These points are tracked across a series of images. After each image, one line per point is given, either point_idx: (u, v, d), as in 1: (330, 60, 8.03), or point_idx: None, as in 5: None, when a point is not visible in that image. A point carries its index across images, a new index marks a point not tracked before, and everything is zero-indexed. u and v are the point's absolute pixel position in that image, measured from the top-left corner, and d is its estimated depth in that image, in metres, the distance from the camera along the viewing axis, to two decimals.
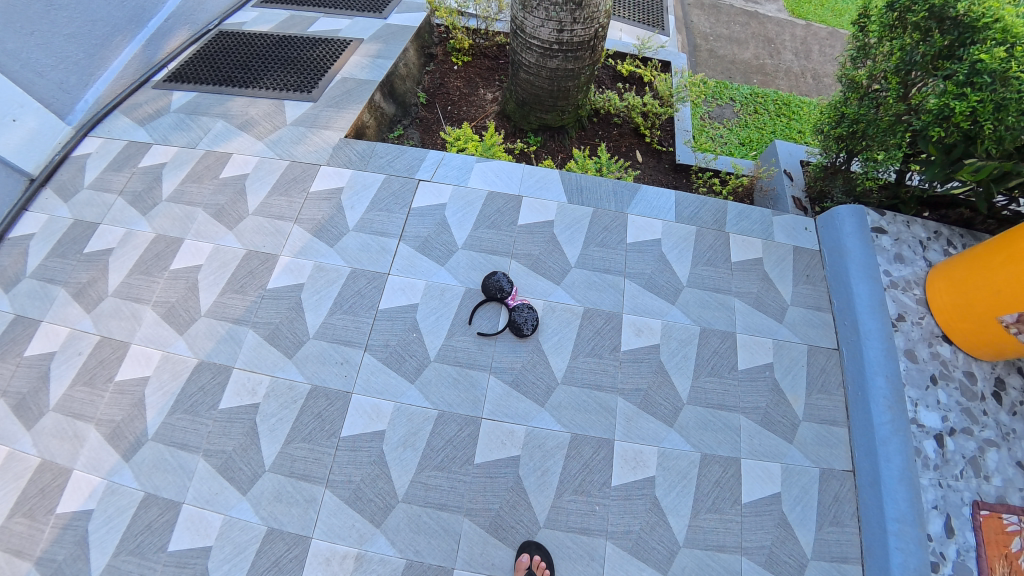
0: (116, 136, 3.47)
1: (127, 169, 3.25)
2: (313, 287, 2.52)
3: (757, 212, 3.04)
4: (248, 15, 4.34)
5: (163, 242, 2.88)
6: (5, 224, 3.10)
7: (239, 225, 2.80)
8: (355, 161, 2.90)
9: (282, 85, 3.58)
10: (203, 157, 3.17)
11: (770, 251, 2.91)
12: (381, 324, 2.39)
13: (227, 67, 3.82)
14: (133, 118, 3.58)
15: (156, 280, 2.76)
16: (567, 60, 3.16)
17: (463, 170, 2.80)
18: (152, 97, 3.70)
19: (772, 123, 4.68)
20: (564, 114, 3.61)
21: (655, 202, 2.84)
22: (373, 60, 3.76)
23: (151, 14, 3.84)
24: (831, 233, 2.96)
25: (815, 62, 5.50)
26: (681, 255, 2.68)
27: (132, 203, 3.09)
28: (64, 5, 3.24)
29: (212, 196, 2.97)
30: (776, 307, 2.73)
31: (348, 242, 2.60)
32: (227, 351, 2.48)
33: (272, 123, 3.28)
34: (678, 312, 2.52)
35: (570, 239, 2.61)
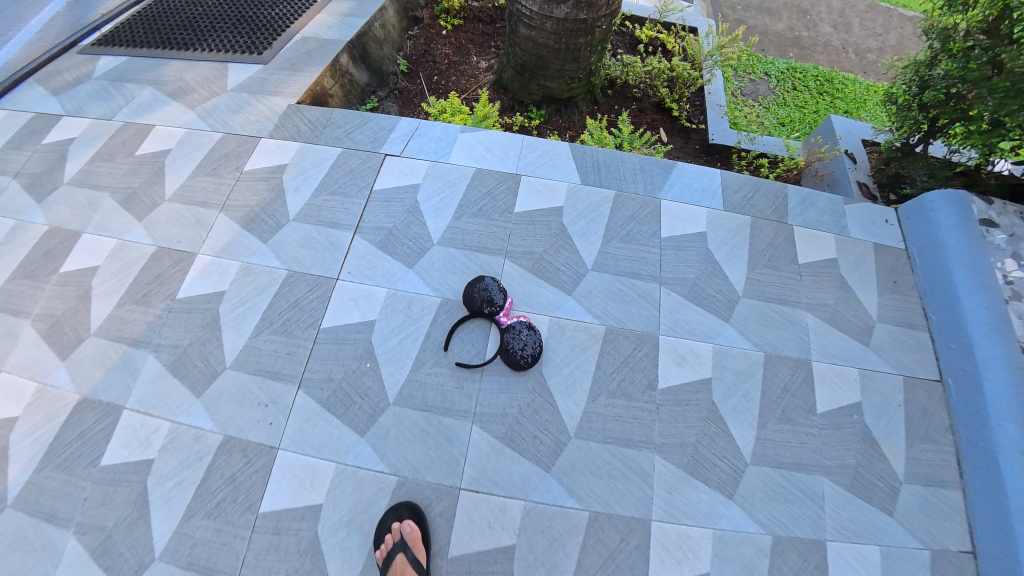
0: (24, 108, 2.82)
1: (29, 146, 2.60)
2: (235, 297, 1.84)
3: (824, 198, 2.36)
4: None
5: (57, 237, 2.23)
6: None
7: (151, 214, 2.15)
8: (305, 132, 2.24)
9: (228, 47, 2.93)
10: (120, 131, 2.52)
11: (844, 250, 2.23)
12: (322, 348, 1.70)
13: (168, 29, 3.18)
14: (49, 87, 2.93)
15: (42, 286, 2.11)
16: (578, 7, 2.49)
17: (444, 142, 2.12)
18: (75, 63, 3.06)
19: (814, 102, 3.99)
20: (574, 82, 2.93)
21: (694, 184, 2.16)
22: (342, 19, 3.10)
23: None
24: (922, 227, 2.28)
25: (856, 35, 4.81)
26: (732, 255, 2.00)
27: (28, 187, 2.44)
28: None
29: (123, 178, 2.32)
30: (858, 326, 2.05)
31: (287, 236, 1.93)
32: (118, 384, 1.82)
33: (210, 89, 2.63)
34: (734, 333, 1.83)
35: (586, 232, 1.93)
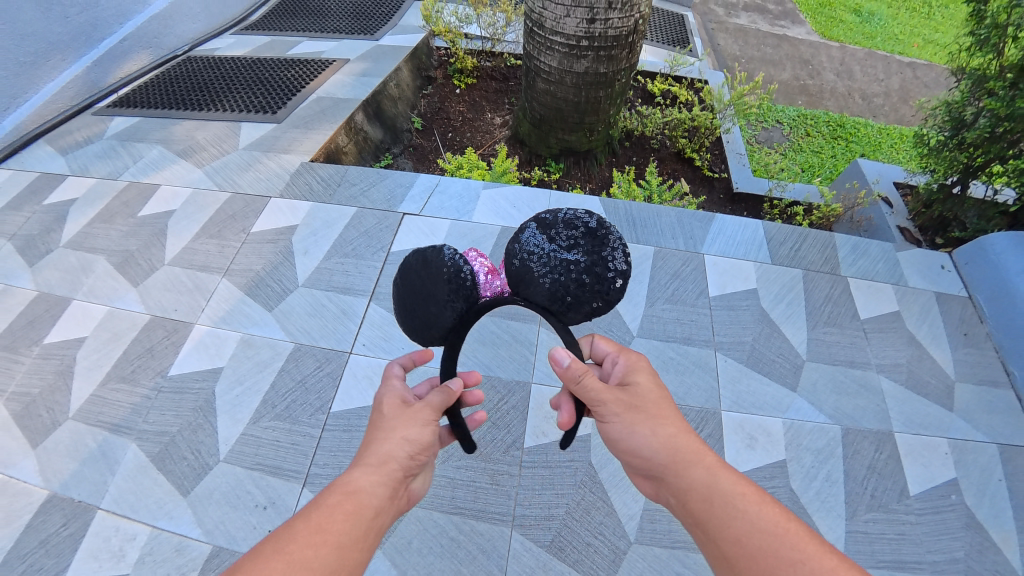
0: (29, 167, 2.78)
1: (26, 208, 2.50)
2: (234, 375, 1.63)
3: (876, 246, 2.18)
4: (224, 41, 3.94)
5: (43, 305, 2.05)
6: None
7: (147, 280, 1.98)
8: (317, 190, 2.11)
9: (243, 107, 2.88)
10: (123, 191, 2.40)
11: (908, 301, 2.02)
12: (333, 437, 1.47)
13: (183, 91, 3.20)
14: (56, 146, 2.91)
15: (20, 361, 1.90)
16: (599, 60, 2.43)
17: (465, 198, 2.00)
18: (85, 123, 3.05)
19: (830, 147, 3.89)
20: (592, 135, 2.82)
21: (739, 236, 1.99)
22: (358, 78, 3.09)
23: (103, 33, 3.35)
24: (989, 273, 2.06)
25: (860, 82, 4.79)
26: (791, 313, 1.80)
27: (21, 249, 2.30)
28: None
29: (119, 240, 2.17)
30: (941, 387, 1.78)
31: (295, 302, 1.76)
32: (94, 479, 1.55)
33: (219, 148, 2.54)
34: (806, 404, 1.59)
35: (627, 293, 1.75)
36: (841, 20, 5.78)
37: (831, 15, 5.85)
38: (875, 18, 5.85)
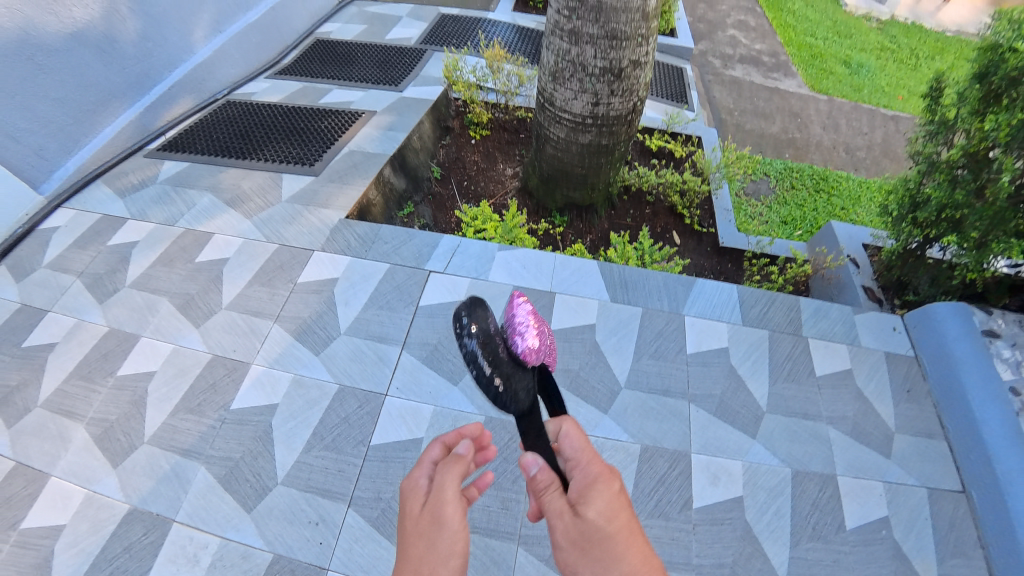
0: (90, 207, 3.12)
1: (93, 248, 2.84)
2: (288, 410, 1.96)
3: (835, 309, 2.52)
4: (259, 85, 4.32)
5: (114, 340, 2.37)
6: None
7: (207, 322, 2.31)
8: (354, 246, 2.46)
9: (282, 157, 3.23)
10: (181, 236, 2.74)
11: (859, 359, 2.35)
12: (371, 467, 1.81)
13: (226, 137, 3.55)
14: (113, 188, 3.25)
15: (96, 390, 2.22)
16: (601, 135, 2.76)
17: (483, 259, 2.35)
18: (139, 165, 3.40)
19: (813, 200, 4.21)
20: (593, 192, 3.15)
21: (715, 298, 2.33)
22: (385, 132, 3.44)
23: (154, 81, 3.74)
24: (931, 337, 2.40)
25: (844, 136, 5.09)
26: (755, 369, 2.13)
27: (90, 286, 2.64)
28: (55, 69, 3.10)
29: (180, 283, 2.51)
30: (880, 436, 2.11)
31: (338, 348, 2.10)
32: (168, 496, 1.87)
33: (264, 199, 2.89)
34: (763, 449, 1.92)
35: (617, 348, 2.09)
36: (832, 71, 6.03)
37: (823, 66, 6.09)
38: (863, 70, 6.14)
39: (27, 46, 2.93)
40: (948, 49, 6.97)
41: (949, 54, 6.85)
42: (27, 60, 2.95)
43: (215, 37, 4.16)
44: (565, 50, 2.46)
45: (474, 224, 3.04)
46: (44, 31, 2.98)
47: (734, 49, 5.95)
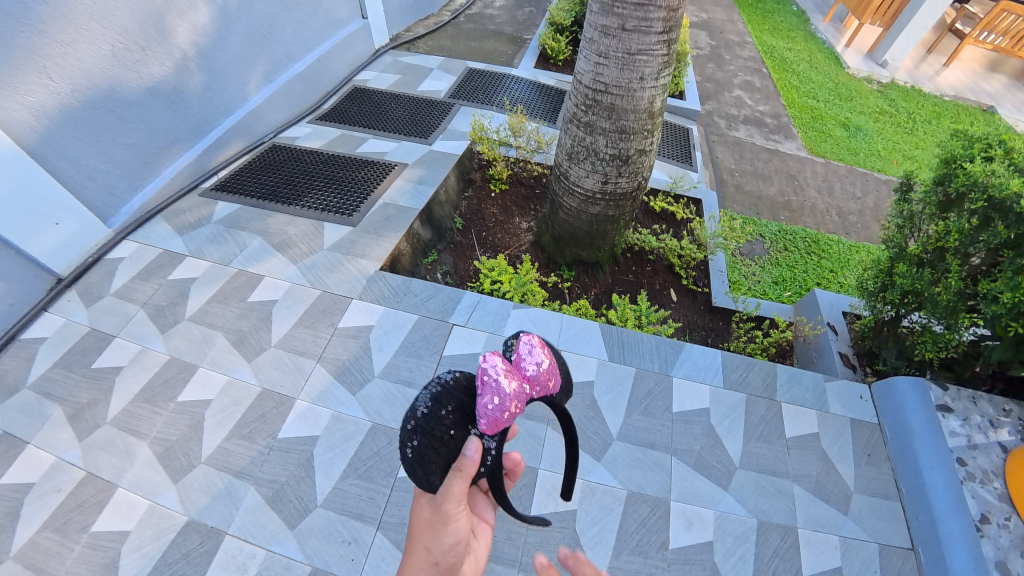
0: (152, 242, 3.50)
1: (155, 280, 3.20)
2: (327, 442, 2.30)
3: (808, 375, 2.83)
4: (302, 130, 4.76)
5: (174, 367, 2.71)
6: (18, 326, 2.98)
7: (258, 357, 2.66)
8: (387, 297, 2.85)
9: (323, 205, 3.63)
10: (235, 276, 3.12)
11: (827, 423, 2.65)
12: (398, 495, 2.15)
13: (273, 182, 3.96)
14: (172, 224, 3.63)
15: (159, 412, 2.55)
16: (609, 207, 3.13)
17: (499, 315, 2.72)
18: (195, 204, 3.80)
19: (804, 263, 4.39)
20: (600, 253, 3.48)
21: (700, 362, 2.67)
22: (415, 186, 3.84)
23: (212, 127, 4.12)
24: (892, 406, 2.70)
25: (838, 199, 5.19)
26: (732, 428, 2.45)
27: (152, 316, 2.99)
28: (131, 118, 3.47)
29: (234, 320, 2.87)
30: (840, 494, 2.40)
31: (371, 390, 2.46)
32: (221, 511, 2.18)
33: (308, 245, 3.28)
34: (733, 500, 2.23)
35: (612, 404, 2.42)
36: (830, 134, 6.05)
37: (821, 128, 6.11)
38: (859, 133, 6.14)
39: (111, 99, 3.30)
40: (944, 113, 6.93)
41: (945, 119, 6.79)
42: (109, 111, 3.32)
43: (267, 86, 4.58)
44: (581, 137, 2.85)
45: (490, 274, 3.27)
46: (125, 86, 3.36)
47: (739, 109, 6.22)
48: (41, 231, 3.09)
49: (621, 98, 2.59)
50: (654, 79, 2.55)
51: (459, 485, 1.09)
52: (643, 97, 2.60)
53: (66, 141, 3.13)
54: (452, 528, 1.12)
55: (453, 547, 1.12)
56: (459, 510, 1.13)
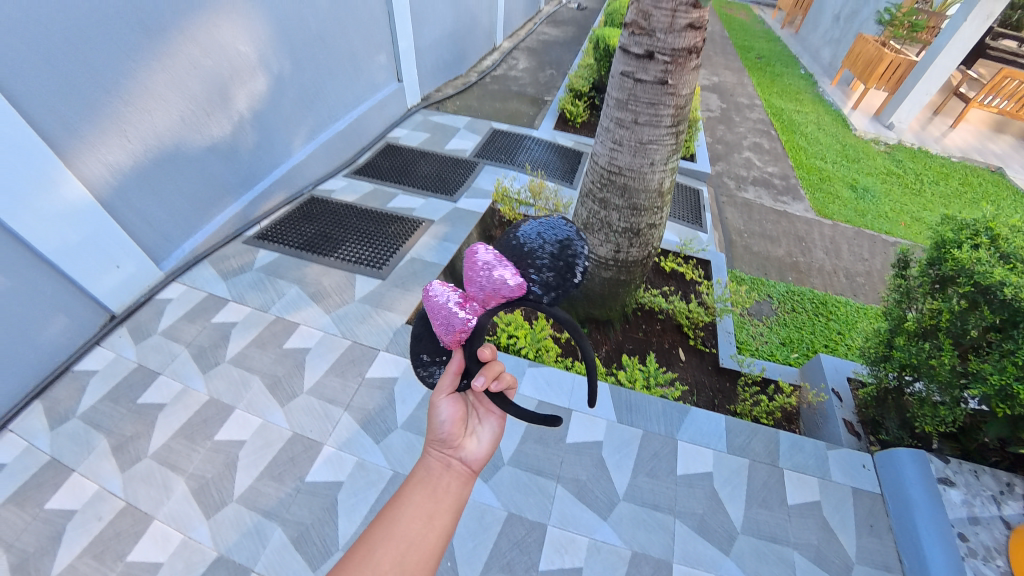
0: (199, 285, 3.72)
1: (200, 322, 3.42)
2: (351, 488, 2.50)
3: (810, 443, 2.93)
4: (338, 183, 5.10)
5: (213, 407, 2.91)
6: (72, 358, 3.14)
7: (290, 402, 2.89)
8: (411, 350, 3.14)
9: (356, 257, 3.94)
10: (273, 322, 3.39)
11: (828, 492, 2.73)
12: None
13: (311, 233, 4.26)
14: (218, 269, 3.87)
15: (197, 449, 2.73)
16: (620, 273, 3.36)
17: (514, 373, 2.92)
18: (239, 250, 4.06)
19: (811, 323, 4.45)
20: (611, 311, 3.68)
21: (706, 427, 2.80)
22: (441, 242, 4.14)
23: (258, 179, 4.39)
24: (893, 477, 2.76)
25: (846, 260, 5.26)
26: (734, 493, 2.56)
27: (195, 357, 3.19)
28: (188, 171, 3.69)
29: (271, 364, 3.11)
30: (840, 565, 2.46)
31: (394, 439, 2.69)
32: (249, 548, 2.33)
33: (341, 295, 3.56)
34: (733, 565, 2.31)
35: (619, 464, 2.56)
36: (837, 195, 6.25)
37: (829, 190, 6.33)
38: (868, 195, 6.32)
39: (176, 156, 3.54)
40: (952, 174, 7.10)
41: (953, 180, 6.93)
42: (172, 166, 3.54)
43: (309, 143, 4.91)
44: (596, 211, 3.13)
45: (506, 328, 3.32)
46: (188, 145, 3.61)
47: (748, 171, 6.50)
48: (102, 273, 3.24)
49: (632, 180, 2.87)
50: (663, 164, 2.83)
51: (450, 379, 1.36)
52: (653, 179, 2.87)
53: (134, 193, 3.34)
54: (444, 406, 1.34)
55: (448, 418, 1.33)
56: (449, 391, 1.36)
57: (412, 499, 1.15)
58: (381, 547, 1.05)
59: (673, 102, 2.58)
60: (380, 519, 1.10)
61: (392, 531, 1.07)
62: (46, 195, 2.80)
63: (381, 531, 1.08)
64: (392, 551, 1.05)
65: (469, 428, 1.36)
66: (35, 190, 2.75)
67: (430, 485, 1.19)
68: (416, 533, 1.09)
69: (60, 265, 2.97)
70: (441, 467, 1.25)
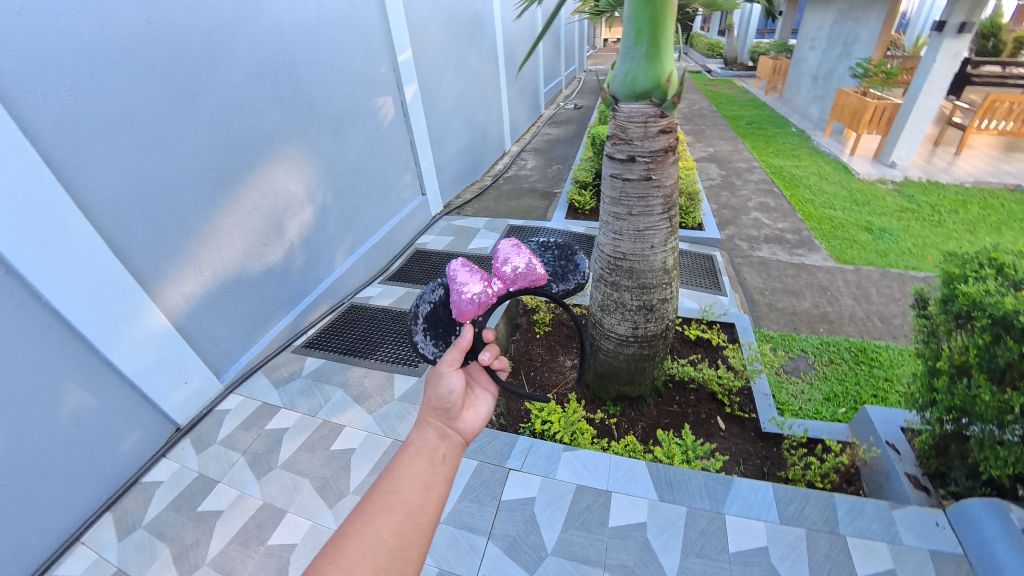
0: (254, 394, 3.95)
1: (255, 429, 3.61)
2: None
3: (871, 505, 2.76)
4: (375, 289, 5.51)
5: (267, 512, 3.03)
6: (141, 470, 3.35)
7: (338, 503, 3.01)
8: None
9: (394, 358, 4.22)
10: (319, 426, 3.58)
11: (901, 559, 2.51)
12: None
13: (352, 338, 4.57)
14: (271, 378, 4.13)
15: (251, 554, 2.81)
16: (642, 347, 3.46)
17: (551, 459, 2.97)
18: (289, 359, 4.35)
19: (854, 373, 4.30)
20: (642, 386, 3.68)
21: (752, 498, 2.73)
22: None
23: (306, 294, 4.80)
24: (973, 533, 2.53)
25: (877, 304, 5.18)
26: (795, 569, 2.43)
27: (250, 463, 3.35)
28: (248, 293, 4.11)
29: (320, 466, 3.27)
30: None
31: (438, 536, 2.64)
32: None
33: (381, 395, 3.80)
34: None
35: (666, 546, 2.50)
36: (854, 240, 6.28)
37: (845, 236, 6.37)
38: (885, 236, 6.32)
39: (239, 281, 3.98)
40: (971, 201, 7.06)
41: (973, 206, 6.87)
42: (235, 290, 3.97)
43: (349, 257, 5.39)
44: (609, 293, 3.33)
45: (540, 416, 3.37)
46: (248, 272, 4.07)
47: (758, 230, 6.69)
48: (173, 388, 3.54)
49: (637, 262, 3.11)
50: (663, 246, 3.08)
51: (458, 354, 1.54)
52: (657, 259, 3.11)
53: (204, 316, 3.73)
54: (451, 380, 1.49)
55: (447, 394, 1.47)
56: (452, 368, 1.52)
57: (411, 472, 1.27)
58: (381, 518, 1.16)
59: (660, 193, 2.90)
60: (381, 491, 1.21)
61: (393, 503, 1.19)
62: (135, 324, 3.20)
63: (381, 502, 1.19)
64: (393, 520, 1.16)
65: (466, 404, 1.53)
66: (127, 322, 3.16)
67: (426, 459, 1.31)
68: (415, 502, 1.21)
69: (140, 385, 3.30)
70: (437, 441, 1.38)
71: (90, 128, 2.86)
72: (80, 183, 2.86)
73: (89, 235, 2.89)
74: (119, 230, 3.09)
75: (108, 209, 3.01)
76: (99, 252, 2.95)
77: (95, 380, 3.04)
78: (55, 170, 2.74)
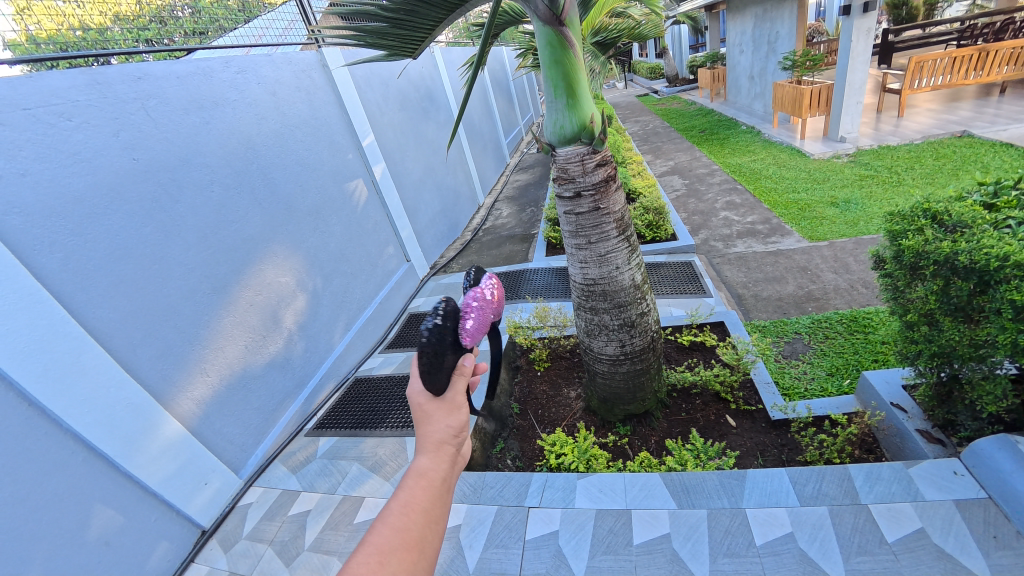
0: (274, 484, 4.00)
1: (279, 517, 3.64)
2: None
3: (886, 468, 2.77)
4: (376, 359, 5.68)
5: None
6: None
7: None
8: (469, 494, 3.17)
9: (405, 423, 4.36)
10: (341, 502, 3.62)
11: (928, 514, 2.50)
12: None
13: (361, 411, 4.68)
14: (288, 466, 4.18)
15: None
16: (635, 363, 3.57)
17: (568, 489, 3.01)
18: (303, 444, 4.41)
19: (851, 344, 4.36)
20: (645, 401, 3.74)
21: (768, 487, 2.78)
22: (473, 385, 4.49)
23: (310, 378, 4.94)
24: (989, 473, 2.52)
25: (857, 272, 5.32)
26: (825, 549, 2.44)
27: (278, 552, 3.36)
28: (255, 386, 4.26)
29: (346, 542, 3.28)
30: None
31: None
32: None
33: (397, 461, 3.90)
34: None
35: (695, 552, 2.53)
36: (823, 217, 6.49)
37: (813, 215, 6.59)
38: (851, 206, 6.54)
39: (245, 377, 4.15)
40: (925, 155, 7.34)
41: (928, 160, 7.14)
42: (243, 386, 4.13)
43: (346, 334, 5.56)
44: (591, 318, 3.48)
45: (554, 449, 3.37)
46: (253, 366, 4.24)
47: (730, 228, 6.93)
48: (195, 492, 3.62)
49: (607, 284, 3.28)
50: (628, 264, 3.27)
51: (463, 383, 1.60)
52: (625, 278, 3.29)
53: (215, 416, 3.87)
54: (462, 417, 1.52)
55: (460, 424, 1.48)
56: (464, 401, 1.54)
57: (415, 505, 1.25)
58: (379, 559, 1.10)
59: (612, 218, 3.12)
60: (386, 524, 1.18)
61: (408, 541, 1.17)
62: (152, 437, 3.33)
63: (393, 542, 1.14)
64: (406, 562, 1.13)
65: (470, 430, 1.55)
66: (145, 437, 3.29)
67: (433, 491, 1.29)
68: (428, 540, 1.20)
69: (163, 494, 3.39)
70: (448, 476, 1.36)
71: (91, 265, 3.13)
72: (86, 316, 3.09)
73: (102, 360, 3.08)
74: (128, 349, 3.29)
75: (114, 334, 3.22)
76: (113, 375, 3.13)
77: (121, 498, 3.14)
78: (64, 305, 2.98)
